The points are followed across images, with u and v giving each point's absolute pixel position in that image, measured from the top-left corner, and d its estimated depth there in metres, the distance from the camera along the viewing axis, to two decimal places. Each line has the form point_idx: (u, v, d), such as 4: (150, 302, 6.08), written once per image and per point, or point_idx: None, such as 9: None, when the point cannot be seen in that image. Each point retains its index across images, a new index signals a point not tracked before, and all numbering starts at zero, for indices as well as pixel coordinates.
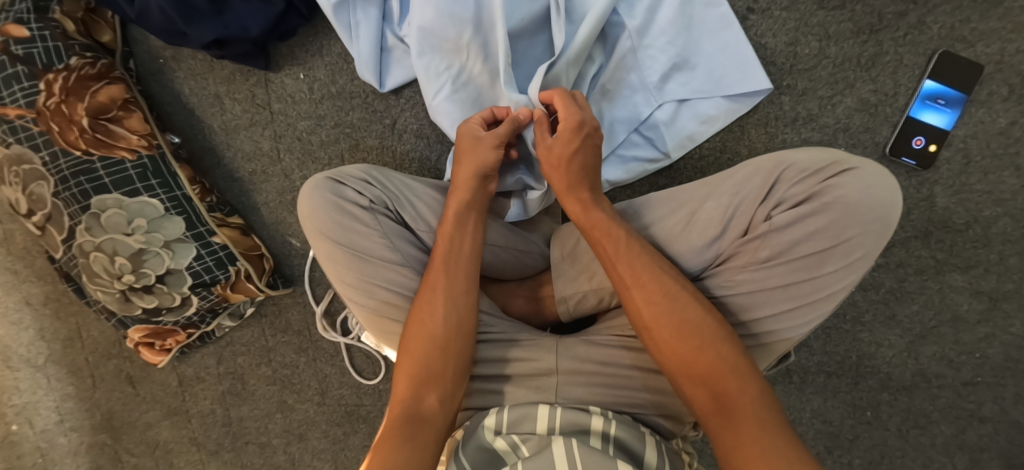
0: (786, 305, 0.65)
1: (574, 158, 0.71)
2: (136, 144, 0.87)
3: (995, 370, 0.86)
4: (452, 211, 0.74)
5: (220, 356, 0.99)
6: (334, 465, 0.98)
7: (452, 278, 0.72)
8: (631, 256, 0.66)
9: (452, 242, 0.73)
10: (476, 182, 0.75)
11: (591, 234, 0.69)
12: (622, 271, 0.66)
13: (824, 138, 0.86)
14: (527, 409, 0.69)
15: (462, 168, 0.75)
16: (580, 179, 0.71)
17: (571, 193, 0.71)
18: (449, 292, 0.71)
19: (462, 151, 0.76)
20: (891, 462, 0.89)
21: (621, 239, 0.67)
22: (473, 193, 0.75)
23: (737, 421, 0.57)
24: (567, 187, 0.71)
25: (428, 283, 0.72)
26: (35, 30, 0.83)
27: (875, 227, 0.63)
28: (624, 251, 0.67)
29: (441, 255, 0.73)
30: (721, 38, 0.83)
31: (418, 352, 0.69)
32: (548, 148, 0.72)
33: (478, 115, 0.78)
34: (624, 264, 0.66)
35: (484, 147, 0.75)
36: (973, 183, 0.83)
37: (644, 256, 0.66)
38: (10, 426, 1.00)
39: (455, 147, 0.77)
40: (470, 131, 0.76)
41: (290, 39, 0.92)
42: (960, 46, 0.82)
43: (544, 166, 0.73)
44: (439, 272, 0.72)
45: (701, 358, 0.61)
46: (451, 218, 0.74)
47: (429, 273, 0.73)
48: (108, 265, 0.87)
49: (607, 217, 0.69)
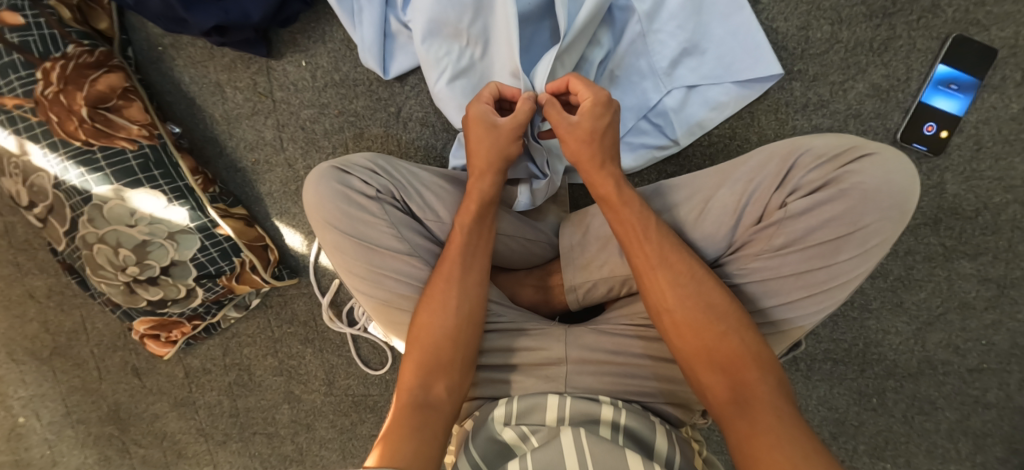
0: (800, 293, 0.64)
1: (605, 133, 0.71)
2: (137, 134, 0.86)
3: (1001, 356, 0.86)
4: (472, 204, 0.73)
5: (225, 347, 0.99)
6: (341, 455, 0.98)
7: (465, 269, 0.71)
8: (659, 236, 0.66)
9: (469, 234, 0.73)
10: (493, 171, 0.74)
11: (617, 212, 0.68)
12: (649, 250, 0.65)
13: (834, 124, 0.85)
14: (537, 399, 0.70)
15: (479, 157, 0.74)
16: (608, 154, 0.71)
17: (603, 169, 0.70)
18: (462, 282, 0.71)
19: (477, 136, 0.74)
20: (896, 448, 0.90)
21: (649, 219, 0.67)
22: (495, 186, 0.74)
23: (754, 411, 0.56)
24: (597, 163, 0.70)
25: (443, 272, 0.71)
26: (30, 17, 0.82)
27: (893, 214, 0.62)
28: (652, 230, 0.66)
29: (457, 246, 0.72)
30: (732, 22, 0.81)
31: (427, 342, 0.68)
32: (571, 125, 0.70)
33: (485, 92, 0.75)
34: (654, 242, 0.65)
35: (504, 135, 0.73)
36: (983, 170, 0.83)
37: (672, 238, 0.66)
38: (16, 418, 1.00)
39: (465, 132, 0.76)
40: (482, 114, 0.73)
41: (291, 25, 0.90)
42: (973, 30, 0.81)
43: (567, 138, 0.71)
44: (454, 262, 0.71)
45: (723, 345, 0.61)
46: (472, 208, 0.73)
47: (443, 262, 0.72)
48: (111, 257, 0.86)
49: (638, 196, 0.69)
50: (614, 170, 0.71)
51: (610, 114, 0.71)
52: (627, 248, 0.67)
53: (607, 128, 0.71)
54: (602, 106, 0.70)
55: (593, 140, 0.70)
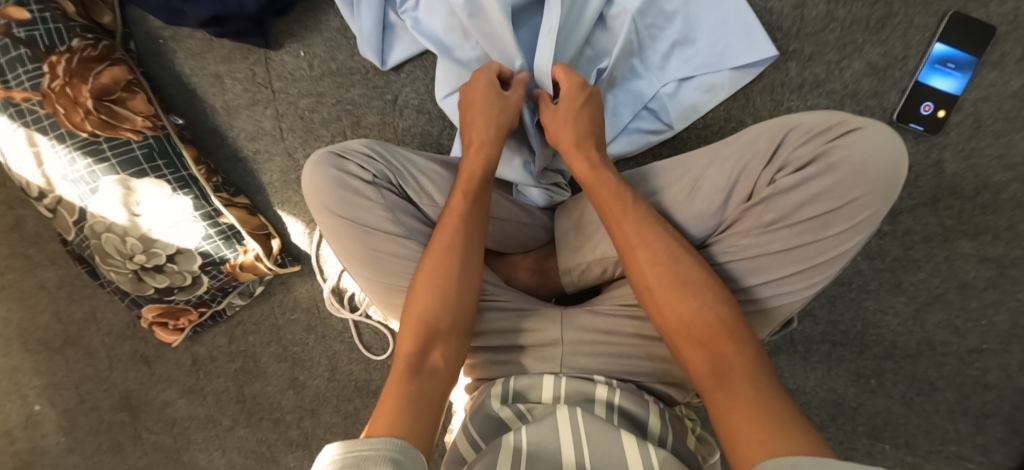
0: (788, 269, 0.64)
1: (580, 113, 0.72)
2: (141, 126, 0.87)
3: (1002, 337, 0.85)
4: (469, 175, 0.73)
5: (231, 335, 1.01)
6: (345, 439, 1.00)
7: (467, 240, 0.71)
8: (639, 217, 0.66)
9: (468, 206, 0.72)
10: (494, 137, 0.74)
11: (598, 194, 0.69)
12: (629, 230, 0.66)
13: (830, 104, 0.84)
14: (533, 379, 0.70)
15: (478, 125, 0.74)
16: (584, 137, 0.72)
17: (580, 151, 0.72)
18: (463, 254, 0.70)
19: (479, 106, 0.74)
20: (896, 429, 0.89)
21: (629, 202, 0.67)
22: (492, 157, 0.74)
23: (732, 383, 0.56)
24: (574, 144, 0.72)
25: (441, 241, 0.71)
26: (35, 12, 0.83)
27: (882, 188, 0.61)
28: (630, 211, 0.66)
29: (456, 213, 0.72)
30: (725, 6, 0.81)
31: (432, 295, 0.68)
32: (552, 112, 0.74)
33: (494, 65, 0.77)
34: (631, 224, 0.66)
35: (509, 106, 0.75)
36: (983, 148, 0.82)
37: (650, 219, 0.66)
38: (33, 406, 1.03)
39: (465, 102, 0.76)
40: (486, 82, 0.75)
41: (287, 15, 0.91)
42: (972, 6, 0.80)
43: (550, 124, 0.74)
44: (453, 232, 0.71)
45: (700, 321, 0.61)
46: (472, 181, 0.73)
47: (442, 232, 0.71)
48: (119, 245, 0.88)
49: (615, 180, 0.69)
50: (588, 153, 0.72)
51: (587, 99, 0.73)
52: (609, 230, 0.67)
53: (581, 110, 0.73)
54: (577, 94, 0.73)
55: (569, 124, 0.72)
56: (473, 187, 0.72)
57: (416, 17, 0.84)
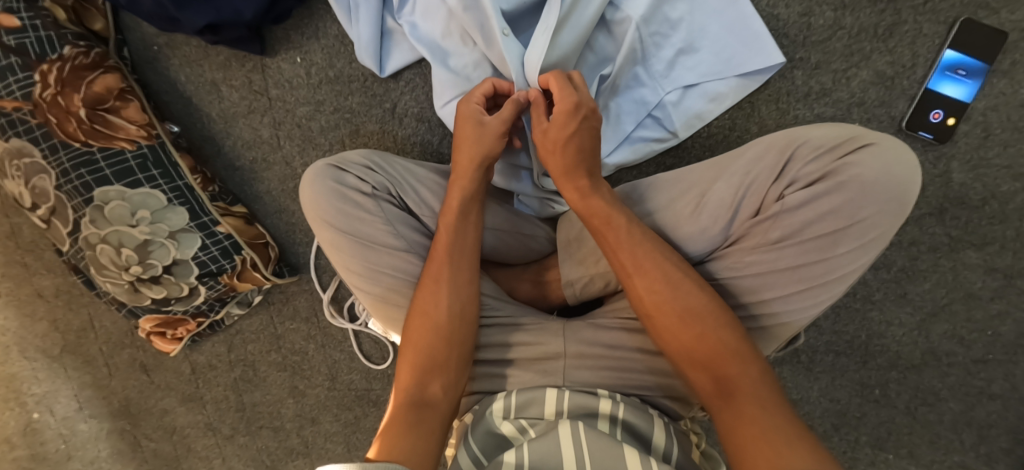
0: (796, 287, 0.63)
1: (569, 141, 0.68)
2: (135, 135, 0.86)
3: (1007, 347, 0.85)
4: (457, 201, 0.72)
5: (230, 344, 1.00)
6: (346, 448, 0.99)
7: (455, 268, 0.70)
8: (635, 242, 0.65)
9: (455, 232, 0.72)
10: (480, 169, 0.72)
11: (593, 220, 0.68)
12: (625, 257, 0.65)
13: (837, 113, 0.83)
14: (535, 393, 0.69)
15: (462, 151, 0.72)
16: (575, 163, 0.69)
17: (568, 179, 0.69)
18: (453, 281, 0.70)
19: (464, 135, 0.72)
20: (898, 439, 0.89)
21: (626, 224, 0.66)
22: (477, 183, 0.73)
23: (738, 403, 0.56)
24: (564, 171, 0.69)
25: (432, 272, 0.70)
26: (26, 19, 0.81)
27: (893, 207, 0.60)
28: (626, 238, 0.65)
29: (444, 244, 0.71)
30: (731, 12, 0.79)
31: (427, 326, 0.68)
32: (542, 132, 0.70)
33: (477, 91, 0.73)
34: (628, 250, 0.65)
35: (489, 133, 0.71)
36: (991, 157, 0.81)
37: (646, 243, 0.65)
38: (31, 414, 1.02)
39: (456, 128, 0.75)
40: (471, 112, 0.72)
41: (285, 22, 0.90)
42: (982, 13, 0.79)
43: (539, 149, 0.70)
44: (442, 262, 0.70)
45: (703, 344, 0.60)
46: (456, 207, 0.72)
47: (432, 261, 0.71)
48: (114, 257, 0.87)
49: (606, 204, 0.68)
50: (581, 179, 0.69)
51: (577, 123, 0.68)
52: (608, 256, 0.67)
53: (574, 135, 0.68)
54: (567, 120, 0.68)
55: (558, 152, 0.69)
56: (455, 217, 0.72)
57: (414, 22, 0.82)
